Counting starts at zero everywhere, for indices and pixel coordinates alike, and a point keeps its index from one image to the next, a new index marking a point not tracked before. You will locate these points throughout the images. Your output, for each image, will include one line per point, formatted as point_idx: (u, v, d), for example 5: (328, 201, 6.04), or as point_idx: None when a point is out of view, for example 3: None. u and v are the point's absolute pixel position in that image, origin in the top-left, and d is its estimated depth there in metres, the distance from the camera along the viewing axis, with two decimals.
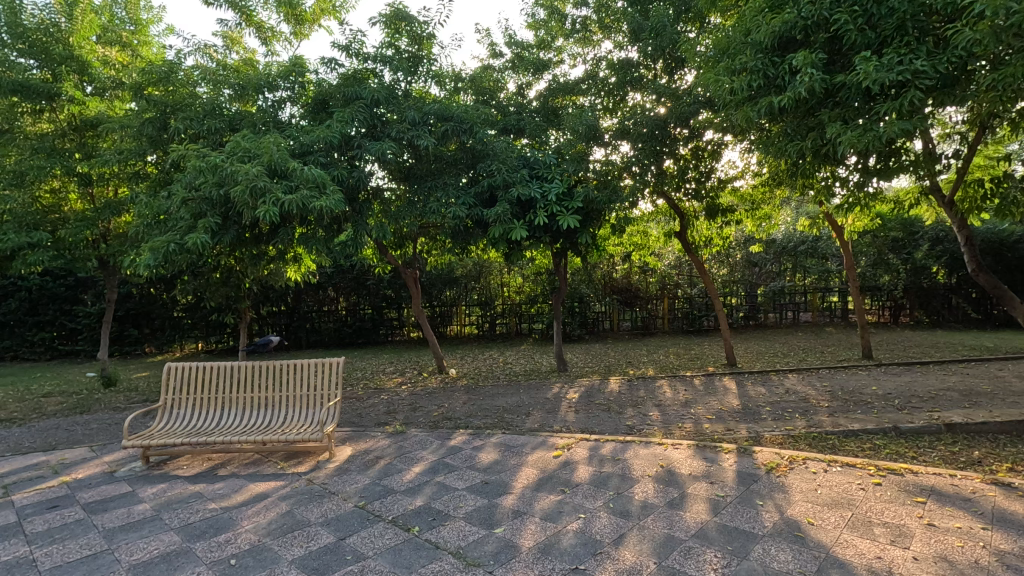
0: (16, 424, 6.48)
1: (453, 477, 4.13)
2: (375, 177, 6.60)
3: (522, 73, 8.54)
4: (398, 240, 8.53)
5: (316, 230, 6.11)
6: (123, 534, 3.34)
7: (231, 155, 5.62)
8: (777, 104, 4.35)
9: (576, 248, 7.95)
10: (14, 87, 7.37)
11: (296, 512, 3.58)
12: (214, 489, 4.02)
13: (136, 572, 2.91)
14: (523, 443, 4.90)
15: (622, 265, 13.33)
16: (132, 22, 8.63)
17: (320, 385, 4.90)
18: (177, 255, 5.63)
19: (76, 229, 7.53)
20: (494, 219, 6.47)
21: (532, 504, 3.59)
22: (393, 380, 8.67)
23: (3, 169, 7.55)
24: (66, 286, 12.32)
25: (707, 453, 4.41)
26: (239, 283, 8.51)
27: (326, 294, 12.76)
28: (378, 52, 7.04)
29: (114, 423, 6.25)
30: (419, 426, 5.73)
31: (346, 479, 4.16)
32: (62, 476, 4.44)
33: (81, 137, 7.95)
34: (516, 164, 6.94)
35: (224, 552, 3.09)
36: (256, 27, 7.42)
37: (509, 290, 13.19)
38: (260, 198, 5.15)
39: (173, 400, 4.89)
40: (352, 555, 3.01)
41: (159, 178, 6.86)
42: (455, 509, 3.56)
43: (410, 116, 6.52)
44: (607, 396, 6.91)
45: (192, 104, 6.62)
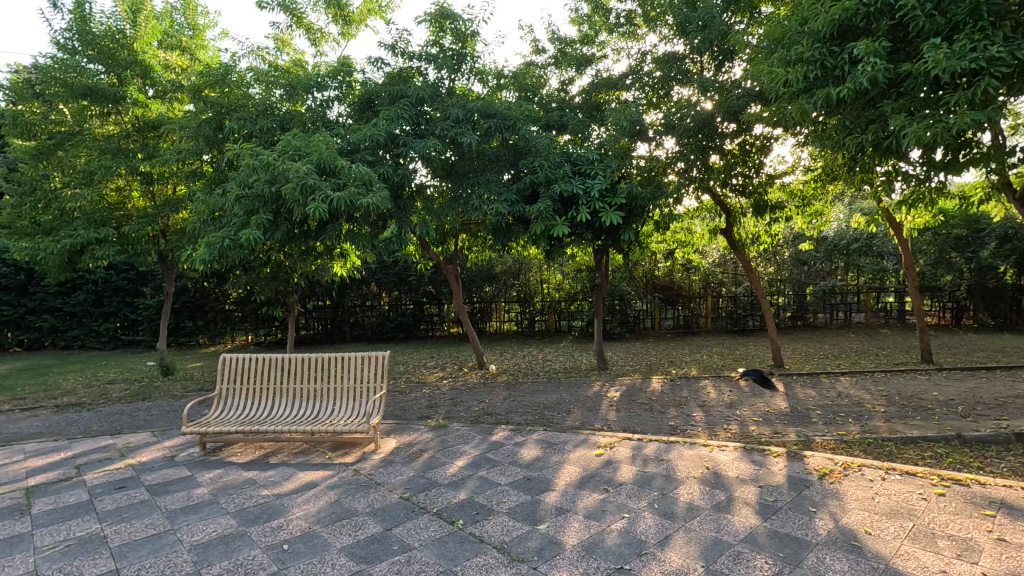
0: (85, 409, 6.90)
1: (495, 472, 4.16)
2: (418, 174, 6.69)
3: (565, 69, 8.48)
4: (440, 236, 8.63)
5: (362, 227, 6.22)
6: (185, 516, 3.51)
7: (282, 154, 5.81)
8: (835, 95, 4.16)
9: (619, 244, 7.83)
10: (84, 91, 7.82)
11: (344, 502, 3.68)
12: (266, 476, 4.17)
13: (197, 553, 3.06)
14: (564, 441, 4.88)
15: (664, 262, 13.09)
16: (191, 27, 9.04)
17: (367, 377, 5.00)
18: (231, 250, 5.86)
19: (139, 226, 7.93)
20: (535, 215, 6.45)
21: (576, 502, 3.58)
22: (434, 375, 8.80)
23: (72, 169, 8.00)
24: (128, 279, 13.02)
25: (755, 456, 4.29)
26: (288, 277, 8.81)
27: (369, 290, 13.02)
28: (422, 50, 7.13)
29: (173, 410, 6.59)
30: (460, 420, 5.79)
31: (392, 470, 4.25)
32: (128, 459, 4.70)
33: (144, 138, 8.36)
34: (558, 160, 6.88)
35: (277, 537, 3.20)
36: (305, 29, 7.62)
37: (548, 288, 13.16)
38: (310, 195, 5.31)
39: (228, 389, 5.11)
40: (399, 546, 3.07)
41: (214, 176, 7.14)
42: (498, 504, 3.58)
43: (453, 114, 6.56)
44: (649, 396, 6.81)
45: (246, 105, 6.88)
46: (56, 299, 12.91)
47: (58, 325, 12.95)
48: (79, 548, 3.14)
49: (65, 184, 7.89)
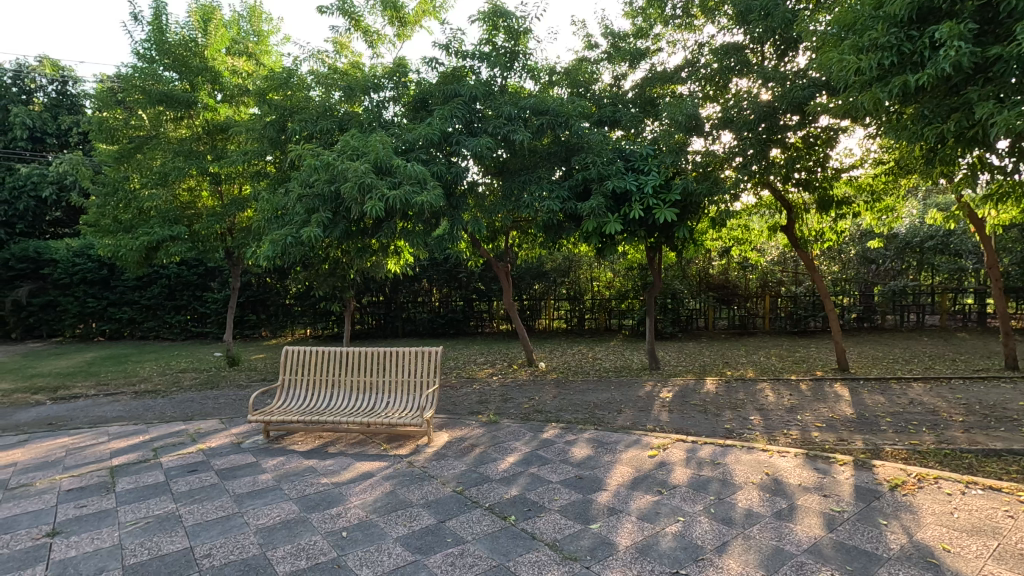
0: (160, 396, 7.37)
1: (546, 470, 4.16)
2: (470, 173, 6.76)
3: (618, 63, 8.29)
4: (491, 233, 8.69)
5: (416, 225, 6.34)
6: (251, 500, 3.69)
7: (341, 154, 5.98)
8: (914, 83, 3.89)
9: (673, 242, 7.65)
10: (160, 97, 8.31)
11: (399, 493, 3.77)
12: (326, 465, 4.33)
13: (263, 535, 3.21)
14: (616, 441, 4.82)
15: (719, 261, 12.70)
16: (256, 34, 9.54)
17: (420, 371, 5.09)
18: (293, 247, 6.11)
19: (208, 224, 8.39)
20: (587, 213, 6.38)
21: (628, 503, 3.53)
22: (484, 371, 8.89)
23: (148, 170, 8.53)
24: (198, 274, 13.77)
25: (819, 464, 4.10)
26: (344, 273, 9.11)
27: (420, 286, 13.28)
28: (475, 49, 7.19)
29: (239, 399, 6.95)
30: (511, 417, 5.82)
31: (444, 464, 4.32)
32: (199, 444, 4.99)
33: (213, 141, 8.82)
34: (611, 157, 6.76)
35: (336, 524, 3.32)
36: (363, 31, 7.83)
37: (599, 285, 13.01)
38: (367, 194, 5.45)
39: (290, 379, 5.34)
40: (452, 538, 3.12)
41: (277, 176, 7.45)
42: (550, 501, 3.58)
43: (506, 112, 6.57)
44: (703, 397, 6.63)
45: (308, 107, 7.15)
46: (134, 292, 13.86)
47: (136, 317, 13.89)
48: (158, 525, 3.36)
49: (143, 184, 8.44)
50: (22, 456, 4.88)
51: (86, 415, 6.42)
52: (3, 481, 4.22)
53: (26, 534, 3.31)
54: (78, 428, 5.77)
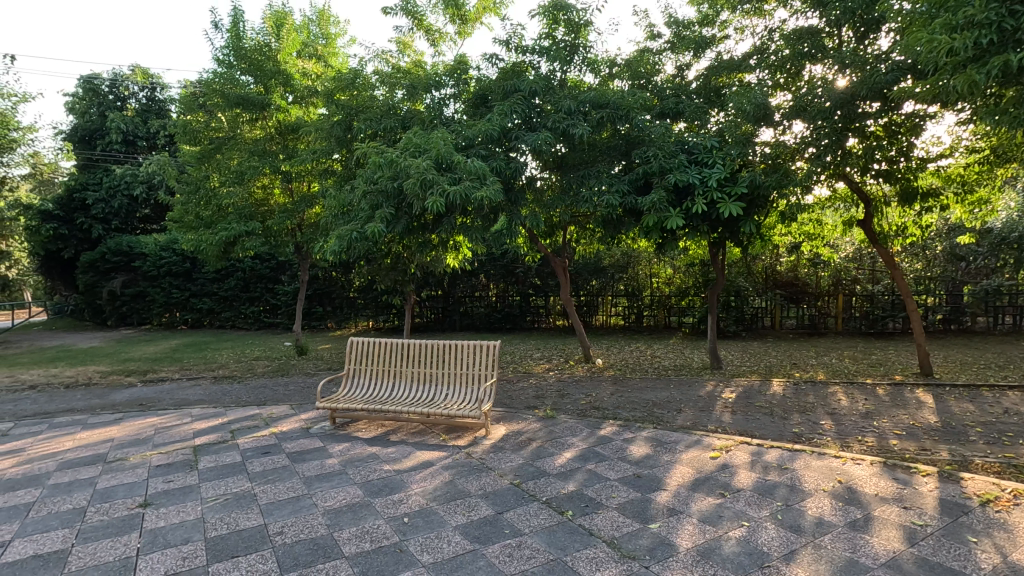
0: (237, 382, 7.85)
1: (604, 467, 4.12)
2: (529, 168, 6.77)
3: (682, 53, 8.03)
4: (549, 229, 8.68)
5: (475, 221, 6.43)
6: (319, 483, 3.87)
7: (404, 151, 6.14)
8: (1016, 63, 3.56)
9: (737, 238, 7.36)
10: (237, 100, 8.82)
11: (458, 483, 3.85)
12: (388, 453, 4.48)
13: (330, 517, 3.36)
14: (676, 441, 4.71)
15: (787, 257, 12.10)
16: (324, 37, 9.92)
17: (478, 364, 5.15)
18: (358, 242, 6.33)
19: (280, 220, 8.84)
20: (648, 207, 6.24)
21: (689, 504, 3.45)
22: (540, 366, 8.91)
23: (227, 170, 9.07)
24: (270, 268, 14.53)
25: (899, 474, 3.84)
26: (405, 267, 9.36)
27: (478, 281, 13.46)
28: (535, 43, 7.18)
29: (307, 387, 7.30)
30: (568, 412, 5.81)
31: (502, 457, 4.37)
32: (271, 428, 5.28)
33: (284, 141, 9.22)
34: (674, 150, 6.56)
35: (399, 510, 3.43)
36: (425, 30, 7.98)
37: (658, 282, 12.72)
38: (429, 190, 5.57)
39: (355, 369, 5.56)
40: (510, 530, 3.15)
41: (344, 173, 7.73)
42: (608, 498, 3.55)
43: (566, 106, 6.52)
44: (769, 399, 6.36)
45: (372, 106, 7.42)
46: (213, 284, 14.83)
47: (214, 308, 14.86)
48: (235, 502, 3.59)
49: (222, 183, 9.00)
50: (118, 432, 5.33)
51: (172, 397, 6.94)
52: (102, 455, 4.64)
53: (122, 504, 3.63)
54: (165, 409, 6.25)
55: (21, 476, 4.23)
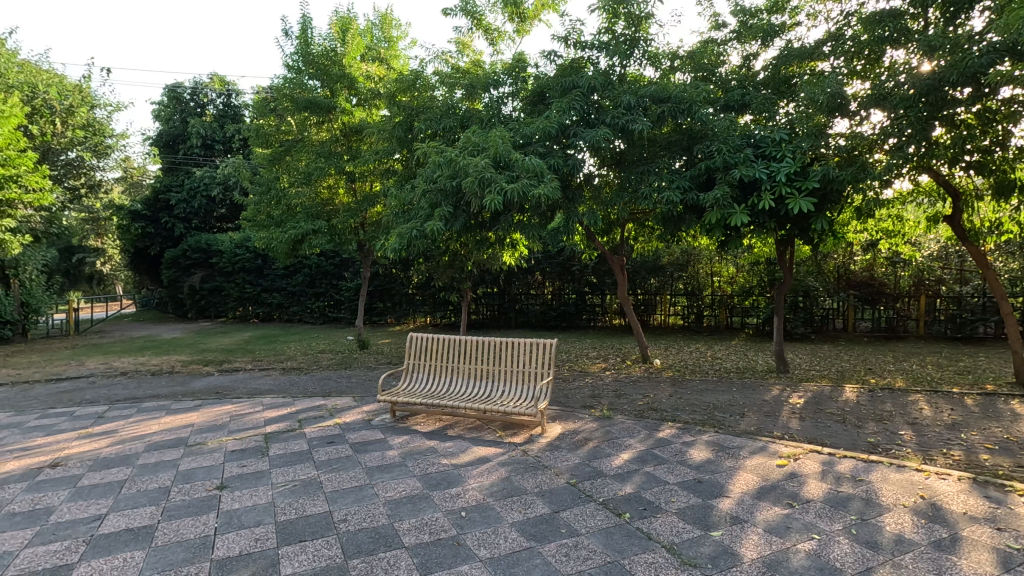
0: (303, 373, 8.23)
1: (663, 470, 4.02)
2: (586, 165, 6.70)
3: (749, 42, 7.70)
4: (606, 226, 8.57)
5: (532, 218, 6.43)
6: (380, 474, 4.00)
7: (463, 150, 6.22)
8: None
9: (807, 235, 6.99)
10: (306, 103, 9.24)
11: (514, 479, 3.87)
12: (446, 447, 4.56)
13: (391, 507, 3.46)
14: (739, 446, 4.54)
15: (863, 255, 11.41)
16: (386, 41, 10.19)
17: (534, 362, 5.14)
18: (418, 240, 6.48)
19: (344, 219, 9.19)
20: (710, 204, 6.03)
21: (753, 513, 3.31)
22: (597, 365, 8.83)
23: (295, 171, 9.50)
24: (334, 264, 14.99)
25: (991, 492, 3.53)
26: (462, 265, 9.49)
27: (534, 279, 13.47)
28: (594, 38, 7.08)
29: (369, 380, 7.55)
30: (625, 413, 5.72)
31: (558, 455, 4.36)
32: (336, 418, 5.50)
33: (348, 142, 9.54)
34: (739, 143, 6.28)
35: (456, 504, 3.49)
36: (484, 30, 8.05)
37: (720, 280, 12.29)
38: (487, 188, 5.61)
39: (414, 364, 5.70)
40: (566, 529, 3.14)
41: (404, 173, 7.92)
42: (667, 503, 3.46)
43: (625, 101, 6.39)
44: (841, 405, 6.01)
45: (432, 107, 7.57)
46: (282, 280, 15.59)
47: (283, 302, 15.63)
48: (302, 489, 3.77)
49: (292, 183, 9.45)
50: (198, 418, 5.72)
51: (245, 386, 7.37)
52: (184, 438, 4.98)
53: (201, 485, 3.88)
54: (239, 397, 6.64)
55: (115, 455, 4.61)
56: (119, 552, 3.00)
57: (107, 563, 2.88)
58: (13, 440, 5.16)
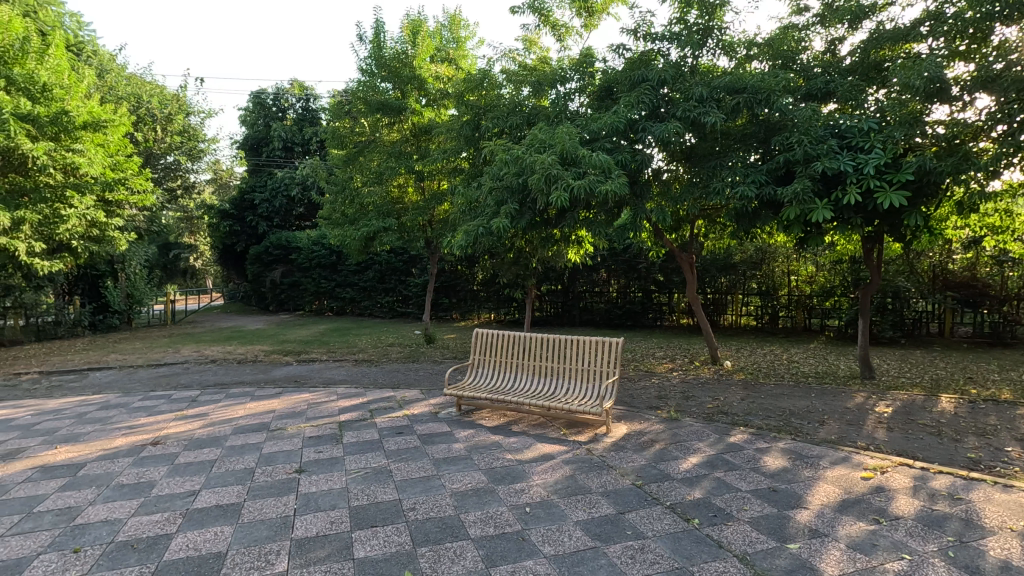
0: (374, 365, 8.55)
1: (734, 476, 3.87)
2: (655, 160, 6.52)
3: (834, 26, 7.21)
4: (675, 223, 8.33)
5: (599, 215, 6.35)
6: (447, 466, 4.09)
7: (530, 147, 6.24)
8: None
9: (899, 232, 6.47)
10: (378, 105, 9.59)
11: (579, 478, 3.85)
12: (510, 443, 4.60)
13: (457, 499, 3.54)
14: (819, 455, 4.29)
15: (963, 253, 10.41)
16: (455, 41, 10.36)
17: (600, 361, 5.08)
18: (484, 237, 6.57)
19: (413, 216, 9.46)
20: (789, 199, 5.71)
21: (835, 527, 3.11)
22: (663, 365, 8.61)
23: (368, 170, 9.87)
24: (402, 261, 15.46)
25: None
26: (527, 262, 9.53)
27: (599, 276, 13.31)
28: (665, 29, 6.89)
29: (435, 373, 7.75)
30: (693, 416, 5.55)
31: (623, 456, 4.29)
32: (404, 410, 5.68)
33: (418, 142, 9.81)
34: (822, 134, 5.90)
35: (520, 499, 3.52)
36: (551, 26, 8.02)
37: (797, 280, 11.66)
38: (553, 185, 5.59)
39: (480, 359, 5.79)
40: (632, 531, 3.09)
41: (471, 171, 8.05)
42: (739, 510, 3.33)
43: (697, 93, 6.18)
44: (935, 417, 5.54)
45: (499, 105, 7.65)
46: (355, 275, 16.27)
47: (355, 297, 16.31)
48: (374, 476, 3.92)
49: (365, 183, 9.84)
50: (279, 405, 6.09)
51: (321, 376, 7.77)
52: (267, 424, 5.32)
53: (282, 468, 4.13)
54: (316, 387, 7.01)
55: (206, 437, 4.98)
56: (209, 526, 3.24)
57: (201, 535, 3.13)
58: (121, 419, 5.69)
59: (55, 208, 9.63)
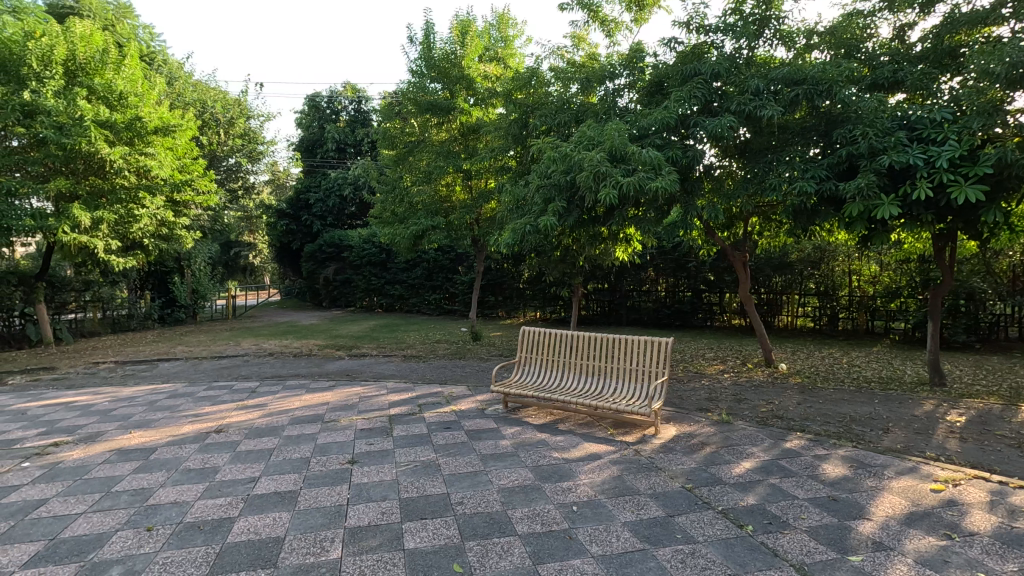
0: (422, 361, 8.72)
1: (791, 483, 3.73)
2: (707, 156, 6.34)
3: (904, 10, 6.79)
4: (728, 220, 8.10)
5: (648, 212, 6.24)
6: (494, 462, 4.12)
7: (578, 145, 6.19)
8: None
9: (974, 229, 6.06)
10: (428, 106, 9.77)
11: (627, 479, 3.80)
12: (557, 441, 4.59)
13: (504, 495, 3.56)
14: (883, 465, 4.07)
15: None
16: (503, 40, 10.39)
17: (649, 361, 4.98)
18: (531, 235, 6.58)
19: (461, 215, 9.59)
20: (852, 194, 5.44)
21: (901, 540, 2.95)
22: (714, 367, 8.39)
23: (417, 169, 10.06)
24: (449, 258, 15.66)
25: None
26: (573, 260, 9.48)
27: (647, 275, 13.08)
28: (719, 20, 6.68)
29: (482, 370, 7.83)
30: (746, 419, 5.37)
31: (672, 458, 4.21)
32: (452, 405, 5.77)
33: (466, 141, 9.91)
34: (889, 126, 5.59)
35: (568, 498, 3.50)
36: (600, 21, 7.94)
37: (859, 280, 11.11)
38: (602, 182, 5.54)
39: (527, 357, 5.81)
40: (682, 535, 3.02)
41: (519, 169, 8.06)
42: (796, 519, 3.20)
43: (752, 86, 5.97)
44: (1014, 428, 5.15)
45: (547, 103, 7.65)
46: (403, 273, 16.62)
47: (404, 294, 16.66)
48: (422, 469, 4.00)
49: (415, 182, 10.04)
50: (332, 397, 6.30)
51: (371, 371, 7.98)
52: (321, 415, 5.51)
53: (335, 458, 4.27)
54: (367, 381, 7.21)
55: (265, 426, 5.22)
56: (269, 512, 3.39)
57: (261, 520, 3.28)
58: (187, 406, 6.03)
59: (130, 208, 10.28)
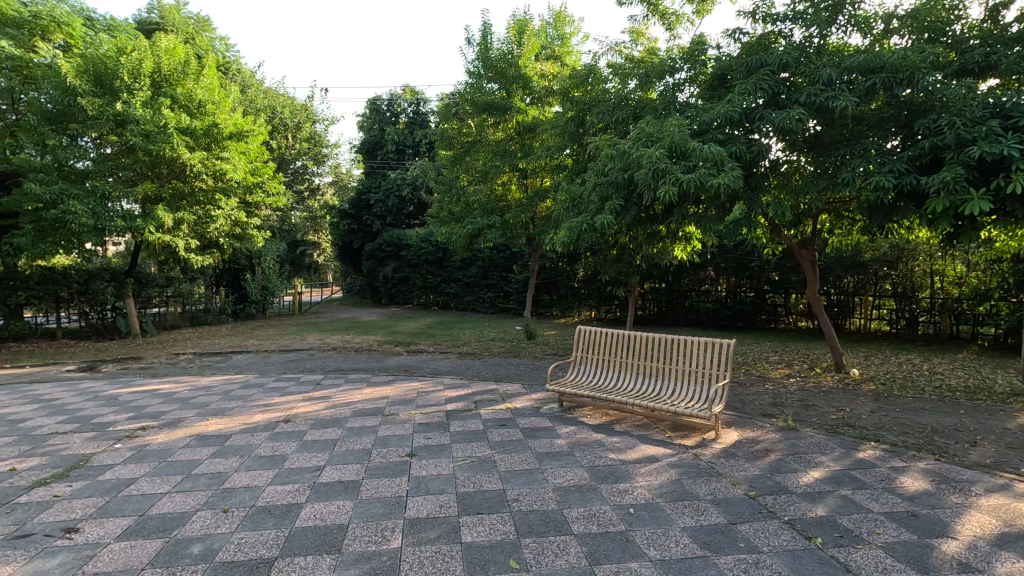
0: (477, 358, 8.83)
1: (865, 495, 3.52)
2: (772, 151, 6.08)
3: None
4: (795, 218, 7.73)
5: (709, 210, 6.04)
6: (550, 461, 4.12)
7: (637, 142, 6.08)
8: None
9: None
10: (485, 106, 9.86)
11: (686, 483, 3.71)
12: (613, 442, 4.54)
13: (559, 494, 3.56)
14: (970, 480, 3.78)
15: None
16: (559, 38, 10.33)
17: (709, 363, 4.83)
18: (587, 234, 6.52)
19: (516, 214, 9.64)
20: (935, 188, 5.05)
21: (991, 563, 2.73)
22: (778, 370, 8.03)
23: (474, 169, 10.19)
24: (504, 257, 15.76)
25: None
26: (630, 259, 9.33)
27: (706, 275, 12.68)
28: (788, 8, 6.37)
29: (536, 369, 7.85)
30: (814, 426, 5.12)
31: (734, 464, 4.06)
32: (507, 403, 5.81)
33: (522, 140, 9.94)
34: (980, 115, 5.16)
35: (625, 499, 3.46)
36: (660, 15, 7.76)
37: (942, 281, 10.34)
38: (661, 179, 5.42)
39: (583, 357, 5.77)
40: (745, 544, 2.92)
41: (575, 167, 8.01)
42: (870, 533, 3.03)
43: (824, 75, 5.66)
44: None
45: (604, 100, 7.56)
46: (459, 271, 16.88)
47: (460, 292, 16.92)
48: (479, 465, 4.06)
49: (471, 182, 10.19)
50: (392, 391, 6.49)
51: (428, 367, 8.17)
52: (381, 409, 5.70)
53: (395, 451, 4.40)
54: (424, 376, 7.38)
55: (329, 417, 5.44)
56: (333, 500, 3.54)
57: (326, 507, 3.43)
58: (259, 397, 6.39)
59: (208, 210, 11.06)
